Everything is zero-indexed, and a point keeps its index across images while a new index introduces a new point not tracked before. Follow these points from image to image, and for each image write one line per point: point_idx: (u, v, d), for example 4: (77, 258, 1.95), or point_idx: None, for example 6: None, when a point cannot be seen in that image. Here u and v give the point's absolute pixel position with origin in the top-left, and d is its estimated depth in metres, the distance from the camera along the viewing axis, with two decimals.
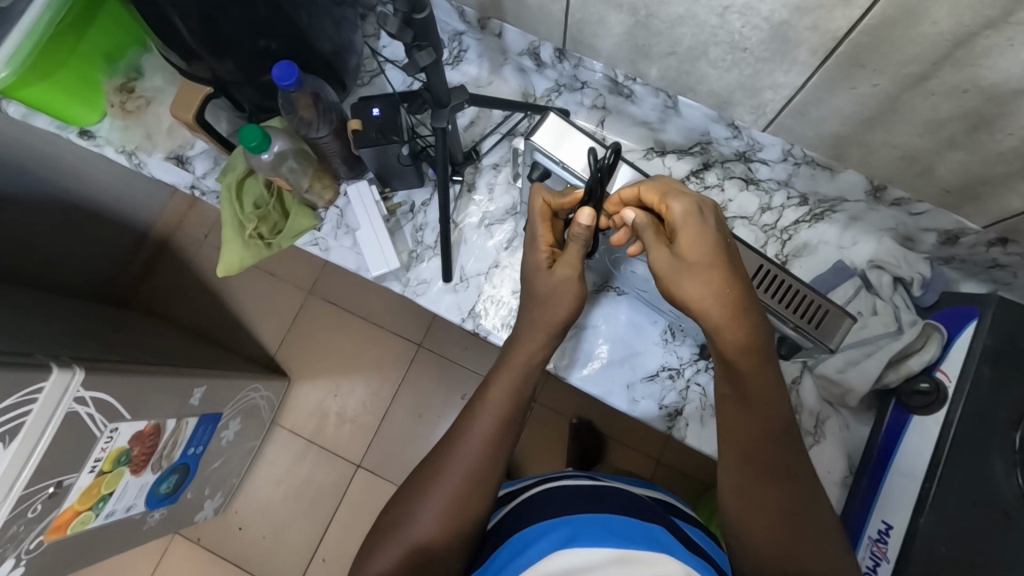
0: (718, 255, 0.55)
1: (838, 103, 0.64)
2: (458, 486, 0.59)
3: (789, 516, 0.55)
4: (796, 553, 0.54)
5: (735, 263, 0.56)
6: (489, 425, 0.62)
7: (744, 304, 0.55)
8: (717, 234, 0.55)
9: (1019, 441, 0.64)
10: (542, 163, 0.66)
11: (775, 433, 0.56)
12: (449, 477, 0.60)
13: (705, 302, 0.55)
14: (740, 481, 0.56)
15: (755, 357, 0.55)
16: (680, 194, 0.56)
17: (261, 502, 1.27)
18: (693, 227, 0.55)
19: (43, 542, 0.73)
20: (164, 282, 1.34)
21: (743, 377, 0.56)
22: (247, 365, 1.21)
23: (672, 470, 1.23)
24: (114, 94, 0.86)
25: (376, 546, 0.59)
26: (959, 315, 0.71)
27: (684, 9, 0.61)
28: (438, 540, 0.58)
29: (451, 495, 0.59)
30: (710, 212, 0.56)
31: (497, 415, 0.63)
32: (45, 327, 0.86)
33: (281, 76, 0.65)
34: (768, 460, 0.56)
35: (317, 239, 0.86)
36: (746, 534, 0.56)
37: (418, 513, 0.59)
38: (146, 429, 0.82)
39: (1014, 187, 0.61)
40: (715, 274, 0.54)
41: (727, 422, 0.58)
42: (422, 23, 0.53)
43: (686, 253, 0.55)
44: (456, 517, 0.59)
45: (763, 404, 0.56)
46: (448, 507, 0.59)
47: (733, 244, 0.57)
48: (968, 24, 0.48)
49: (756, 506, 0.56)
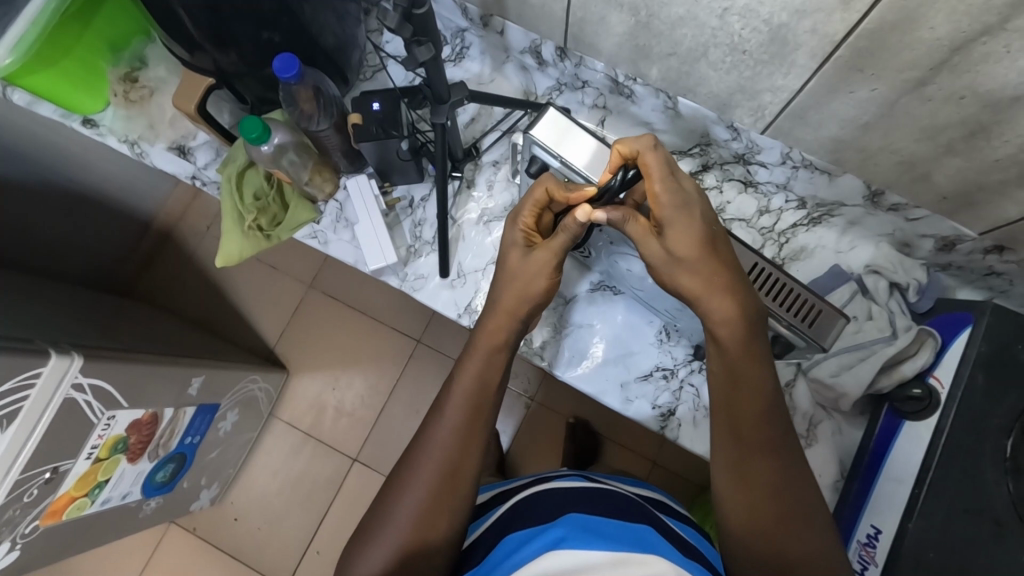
0: (709, 246, 0.57)
1: (837, 108, 0.64)
2: (440, 480, 0.60)
3: (781, 499, 0.55)
4: (786, 547, 0.54)
5: (720, 250, 0.58)
6: (459, 422, 0.62)
7: (740, 282, 0.58)
8: (707, 224, 0.57)
9: (1010, 448, 0.64)
10: (540, 156, 0.67)
11: (763, 413, 0.57)
12: (426, 478, 0.60)
13: (708, 289, 0.57)
14: (734, 462, 0.57)
15: (745, 330, 0.57)
16: (664, 180, 0.56)
17: (256, 494, 1.27)
18: (684, 220, 0.57)
19: (38, 527, 0.74)
20: (165, 273, 1.35)
21: (734, 356, 0.58)
22: (246, 357, 1.22)
23: (668, 473, 1.23)
24: (118, 84, 0.86)
25: (364, 542, 0.59)
26: (954, 321, 0.71)
27: (684, 10, 0.61)
28: (425, 534, 0.58)
29: (429, 496, 0.59)
30: (695, 201, 0.57)
31: (477, 408, 0.63)
32: (46, 313, 0.87)
33: (283, 68, 0.65)
34: (761, 440, 0.57)
35: (317, 232, 0.86)
36: (739, 523, 0.56)
37: (398, 514, 0.59)
38: (143, 418, 0.83)
39: (1011, 195, 0.61)
40: (706, 263, 0.57)
41: (719, 405, 0.59)
42: (422, 18, 0.53)
43: (679, 246, 0.57)
44: (442, 508, 0.59)
45: (756, 381, 0.57)
46: (428, 507, 0.59)
47: (719, 231, 0.59)
48: (965, 29, 0.48)
49: (747, 497, 0.56)
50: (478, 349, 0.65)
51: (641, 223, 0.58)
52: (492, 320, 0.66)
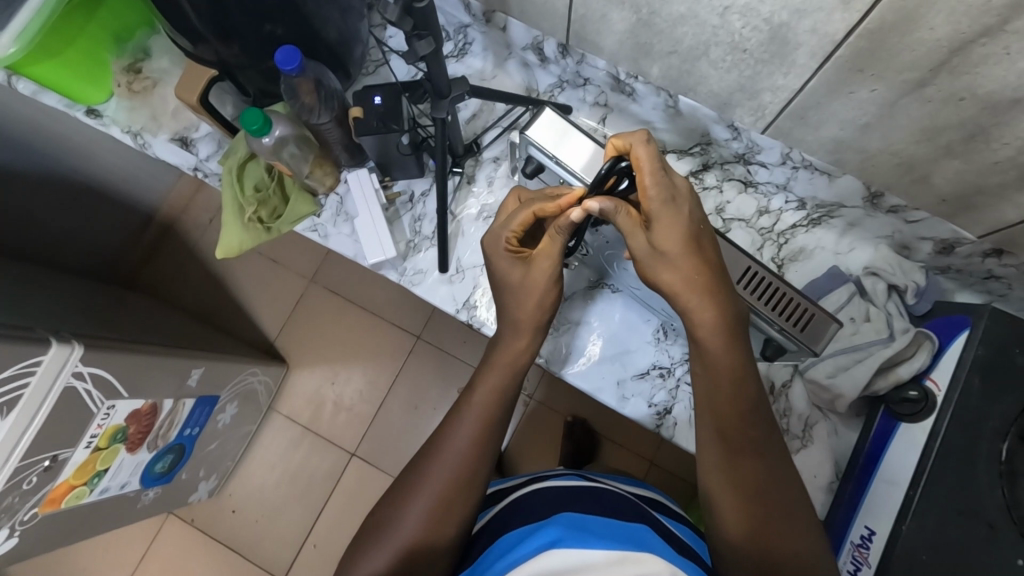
0: (694, 243, 0.58)
1: (837, 108, 0.64)
2: (447, 486, 0.60)
3: (766, 496, 0.56)
4: (772, 544, 0.54)
5: (704, 249, 0.59)
6: (475, 427, 0.63)
7: (717, 283, 0.58)
8: (693, 222, 0.58)
9: (1006, 453, 0.64)
10: (536, 156, 0.67)
11: (748, 412, 0.58)
12: (435, 479, 0.61)
13: (685, 288, 0.58)
14: (721, 463, 0.58)
15: (726, 336, 0.58)
16: (655, 174, 0.57)
17: (255, 487, 1.28)
18: (672, 216, 0.57)
19: (37, 514, 0.74)
20: (168, 264, 1.35)
21: (717, 358, 0.58)
22: (246, 349, 1.22)
23: (666, 473, 1.23)
24: (122, 74, 0.87)
25: (368, 542, 0.60)
26: (952, 324, 0.71)
27: (685, 8, 0.61)
28: (428, 538, 0.58)
29: (437, 498, 0.59)
30: (683, 198, 0.58)
31: (489, 416, 0.64)
32: (48, 302, 0.87)
33: (284, 61, 0.65)
34: (743, 439, 0.58)
35: (317, 225, 0.86)
36: (724, 520, 0.56)
37: (407, 515, 0.59)
38: (142, 409, 0.83)
39: (1010, 199, 0.61)
40: (687, 261, 0.58)
41: (702, 407, 0.60)
42: (422, 12, 0.53)
43: (663, 239, 0.57)
44: (449, 515, 0.59)
45: (739, 381, 0.58)
46: (437, 508, 0.59)
47: (705, 231, 0.59)
48: (964, 31, 0.48)
49: (738, 496, 0.56)
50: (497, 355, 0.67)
51: (632, 216, 0.58)
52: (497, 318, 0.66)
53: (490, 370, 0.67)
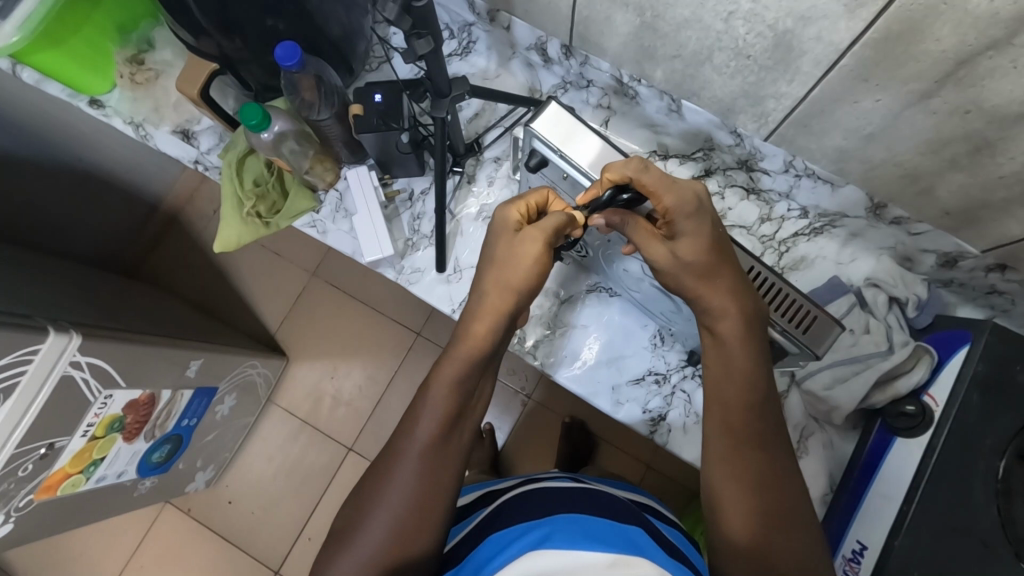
0: (717, 250, 0.58)
1: (842, 117, 0.63)
2: (415, 495, 0.54)
3: (773, 493, 0.54)
4: (773, 549, 0.52)
5: (727, 254, 0.59)
6: (438, 428, 0.56)
7: (743, 283, 0.58)
8: (716, 232, 0.58)
9: (1003, 470, 0.63)
10: (540, 151, 0.64)
11: (753, 405, 0.57)
12: (400, 488, 0.54)
13: (712, 292, 0.58)
14: (721, 455, 0.57)
15: (743, 334, 0.58)
16: (668, 191, 0.57)
17: (252, 478, 1.28)
18: (695, 227, 0.58)
19: (32, 501, 0.75)
20: (172, 255, 1.35)
21: (733, 348, 0.58)
22: (246, 342, 1.23)
23: (663, 477, 1.23)
24: (123, 66, 0.86)
25: (331, 556, 0.54)
26: (953, 338, 0.70)
27: (689, 12, 0.60)
28: (401, 547, 0.53)
29: (404, 510, 0.54)
30: (703, 207, 0.58)
31: (450, 402, 0.56)
32: (50, 290, 0.88)
33: (284, 56, 0.65)
34: (749, 431, 0.56)
35: (316, 221, 0.86)
36: (724, 518, 0.55)
37: (373, 528, 0.53)
38: (141, 398, 0.83)
39: (1014, 214, 0.60)
40: (713, 269, 0.58)
41: (709, 399, 0.60)
42: (422, 11, 0.52)
43: (687, 250, 0.58)
44: (433, 506, 0.55)
45: (752, 376, 0.58)
46: (404, 521, 0.54)
47: (727, 237, 0.59)
48: (971, 42, 0.47)
49: (741, 492, 0.55)
50: (459, 349, 0.58)
51: (646, 229, 0.59)
52: (484, 293, 0.60)
53: (450, 362, 0.57)
